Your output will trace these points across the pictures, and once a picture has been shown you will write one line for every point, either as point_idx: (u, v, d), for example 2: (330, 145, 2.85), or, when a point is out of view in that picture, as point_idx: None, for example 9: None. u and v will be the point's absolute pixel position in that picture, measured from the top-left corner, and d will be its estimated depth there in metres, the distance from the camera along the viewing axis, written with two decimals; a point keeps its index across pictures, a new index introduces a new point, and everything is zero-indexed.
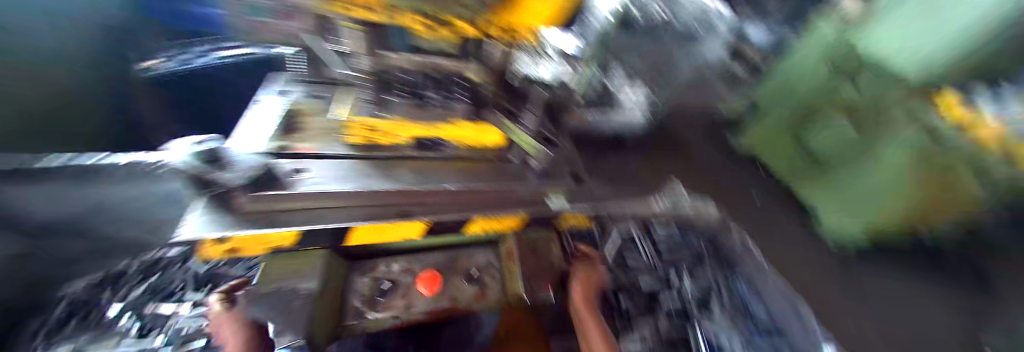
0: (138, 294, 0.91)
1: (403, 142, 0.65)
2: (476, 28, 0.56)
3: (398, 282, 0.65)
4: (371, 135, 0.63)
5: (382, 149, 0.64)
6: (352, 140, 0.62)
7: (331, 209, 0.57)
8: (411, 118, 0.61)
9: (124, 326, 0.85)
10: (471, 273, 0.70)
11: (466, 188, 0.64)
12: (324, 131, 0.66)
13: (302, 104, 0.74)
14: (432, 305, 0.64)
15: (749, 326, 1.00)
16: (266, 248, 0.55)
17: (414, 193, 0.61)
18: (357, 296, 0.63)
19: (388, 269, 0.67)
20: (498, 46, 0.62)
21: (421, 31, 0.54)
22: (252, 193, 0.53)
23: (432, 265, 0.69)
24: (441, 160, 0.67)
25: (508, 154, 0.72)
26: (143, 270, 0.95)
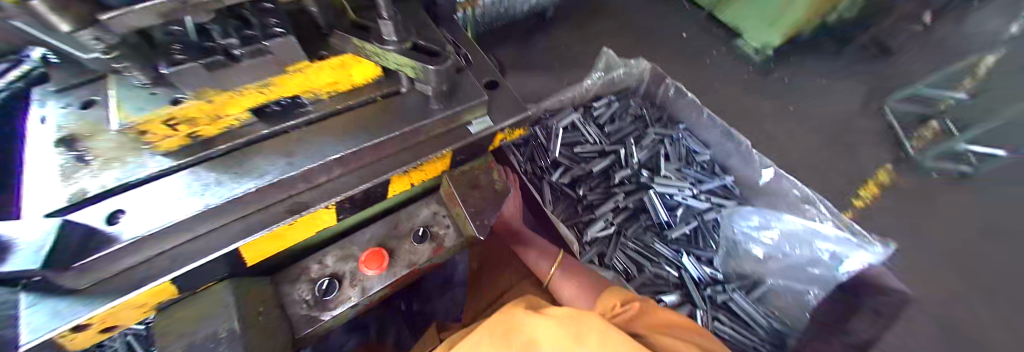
0: None
1: (244, 118, 0.47)
2: None
3: (341, 272, 0.58)
4: (191, 127, 0.43)
5: (221, 139, 0.47)
6: (165, 144, 0.43)
7: (201, 237, 0.44)
8: (233, 89, 0.41)
9: None
10: (418, 230, 0.63)
11: (364, 150, 0.51)
12: (122, 145, 0.46)
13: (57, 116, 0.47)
14: (389, 280, 0.58)
15: (689, 168, 1.16)
16: (144, 311, 0.46)
17: (296, 180, 0.47)
18: (300, 304, 0.55)
19: (324, 263, 0.58)
20: None
21: None
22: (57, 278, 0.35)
23: (372, 239, 0.61)
24: (315, 126, 0.52)
25: (397, 88, 0.57)
26: None
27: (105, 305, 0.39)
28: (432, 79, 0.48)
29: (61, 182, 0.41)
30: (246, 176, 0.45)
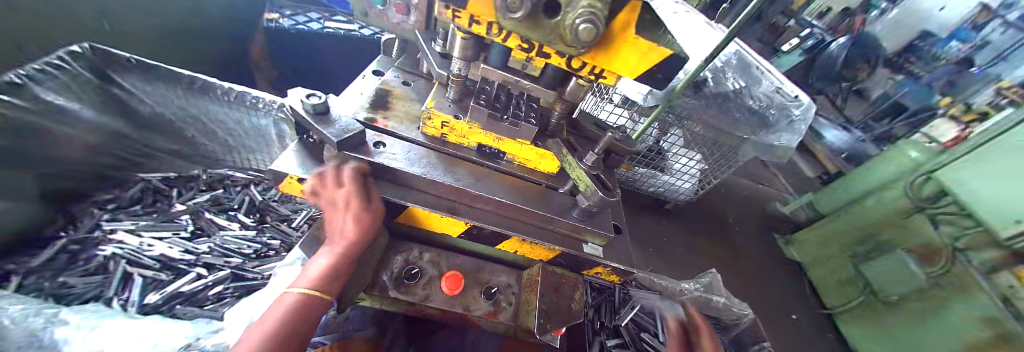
0: (200, 201, 1.12)
1: (470, 145, 0.71)
2: (565, 61, 0.52)
3: (423, 271, 0.69)
4: (446, 131, 0.69)
5: (451, 146, 0.71)
6: (429, 130, 0.69)
7: (402, 190, 0.64)
8: (482, 125, 0.65)
9: (182, 221, 1.04)
10: (491, 289, 0.71)
11: (512, 206, 0.66)
12: (408, 115, 0.73)
13: (390, 84, 0.80)
14: (446, 306, 0.65)
15: None
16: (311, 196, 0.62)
17: (468, 195, 0.65)
18: (388, 272, 0.68)
19: (419, 257, 0.71)
20: (580, 82, 0.57)
21: (515, 53, 0.54)
22: (340, 150, 0.59)
23: (456, 267, 0.72)
24: (501, 172, 0.72)
25: (559, 186, 0.75)
26: (209, 183, 1.26)
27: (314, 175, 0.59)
28: (593, 197, 0.63)
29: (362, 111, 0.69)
30: (450, 175, 0.65)
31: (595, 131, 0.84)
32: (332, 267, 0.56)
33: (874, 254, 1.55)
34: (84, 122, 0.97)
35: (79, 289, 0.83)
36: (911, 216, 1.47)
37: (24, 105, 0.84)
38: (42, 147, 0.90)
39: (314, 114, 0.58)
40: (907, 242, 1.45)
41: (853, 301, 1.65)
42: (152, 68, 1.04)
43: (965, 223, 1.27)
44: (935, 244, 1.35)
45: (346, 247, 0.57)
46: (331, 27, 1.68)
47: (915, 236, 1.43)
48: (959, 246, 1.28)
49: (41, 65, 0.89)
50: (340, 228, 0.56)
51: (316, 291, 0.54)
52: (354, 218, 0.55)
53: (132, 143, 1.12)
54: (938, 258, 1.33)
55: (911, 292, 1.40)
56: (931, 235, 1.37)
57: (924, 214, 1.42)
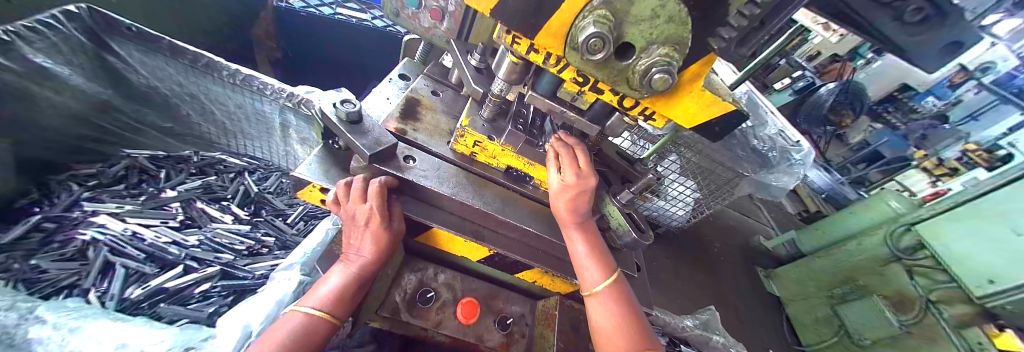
0: (192, 187, 1.05)
1: (498, 167, 0.69)
2: (619, 99, 0.50)
3: (438, 295, 0.67)
4: (476, 150, 0.66)
5: (479, 165, 0.68)
6: (458, 147, 0.67)
7: (427, 209, 0.62)
8: (516, 149, 0.63)
9: (172, 208, 0.98)
10: (505, 319, 0.69)
11: (539, 237, 0.63)
12: (436, 129, 0.70)
13: (419, 93, 0.77)
14: (463, 335, 0.63)
15: None
16: (321, 200, 0.59)
17: (496, 221, 0.63)
18: (401, 293, 0.64)
19: (434, 278, 0.68)
20: (624, 119, 0.56)
21: (566, 85, 0.51)
22: (371, 163, 0.55)
23: (471, 292, 0.69)
24: (526, 197, 0.70)
25: None
26: (199, 167, 1.18)
27: (330, 184, 0.55)
28: (626, 238, 0.64)
29: (385, 120, 0.67)
30: (480, 199, 0.62)
31: (625, 164, 0.81)
32: (346, 286, 0.52)
33: (853, 296, 1.56)
34: (72, 89, 0.89)
35: (51, 274, 0.76)
36: (888, 264, 1.47)
37: (12, 65, 0.76)
38: (20, 112, 0.82)
39: (347, 123, 0.56)
40: (881, 288, 1.48)
41: (828, 340, 1.66)
42: (154, 40, 0.94)
43: (940, 278, 1.32)
44: (907, 294, 1.40)
45: (364, 266, 0.53)
46: (344, 14, 1.59)
47: (890, 283, 1.46)
48: (931, 298, 1.34)
49: (31, 23, 0.78)
50: (360, 245, 0.53)
51: (327, 311, 0.49)
52: (375, 235, 0.52)
53: (121, 116, 1.04)
54: (915, 310, 1.37)
55: (885, 338, 1.45)
56: (905, 284, 1.41)
57: (901, 264, 1.43)
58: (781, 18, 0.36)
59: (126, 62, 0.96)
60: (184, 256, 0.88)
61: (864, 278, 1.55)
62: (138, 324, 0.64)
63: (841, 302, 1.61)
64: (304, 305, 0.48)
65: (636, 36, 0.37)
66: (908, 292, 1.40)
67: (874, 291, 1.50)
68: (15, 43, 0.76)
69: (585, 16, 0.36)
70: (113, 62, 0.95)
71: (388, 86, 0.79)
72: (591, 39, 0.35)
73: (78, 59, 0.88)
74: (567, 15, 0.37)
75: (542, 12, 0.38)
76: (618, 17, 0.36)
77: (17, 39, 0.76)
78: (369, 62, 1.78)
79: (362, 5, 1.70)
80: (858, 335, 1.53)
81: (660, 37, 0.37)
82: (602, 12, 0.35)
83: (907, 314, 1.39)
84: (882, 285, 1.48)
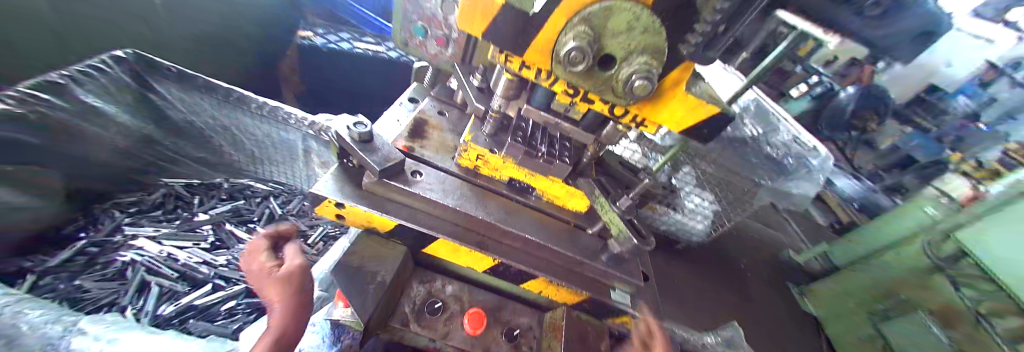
0: (222, 211, 1.13)
1: (502, 180, 0.72)
2: (609, 108, 0.53)
3: (446, 306, 0.68)
4: (479, 163, 0.70)
5: (483, 178, 0.71)
6: (463, 161, 0.70)
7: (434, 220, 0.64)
8: (516, 160, 0.66)
9: (204, 230, 1.05)
10: (511, 330, 0.69)
11: (540, 246, 0.65)
12: (442, 146, 0.75)
13: (427, 114, 0.82)
14: (470, 346, 0.63)
15: None
16: (333, 216, 0.62)
17: (499, 230, 0.65)
18: (410, 303, 0.66)
19: (442, 290, 0.70)
20: (619, 127, 0.58)
21: (558, 96, 0.54)
22: (382, 179, 0.59)
23: (478, 303, 0.70)
24: (529, 208, 0.72)
25: (587, 227, 0.74)
26: (230, 193, 1.27)
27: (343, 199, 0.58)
28: (627, 245, 0.63)
29: (397, 139, 0.72)
30: (482, 209, 0.65)
31: (630, 176, 0.82)
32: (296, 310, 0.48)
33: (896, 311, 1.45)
34: (118, 125, 1.00)
35: (93, 294, 0.82)
36: (928, 274, 1.37)
37: (65, 106, 0.87)
38: (71, 146, 0.91)
39: (360, 142, 0.60)
40: (924, 300, 1.37)
41: None
42: (190, 78, 1.05)
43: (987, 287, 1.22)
44: (954, 307, 1.28)
45: (298, 295, 0.49)
46: (360, 47, 1.74)
47: (932, 293, 1.35)
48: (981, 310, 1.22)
49: (84, 67, 0.91)
50: (269, 297, 0.50)
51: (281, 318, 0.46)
52: (282, 283, 0.50)
53: (161, 148, 1.15)
54: (965, 322, 1.25)
55: None
56: (950, 295, 1.30)
57: (943, 274, 1.33)
58: (741, 24, 0.39)
59: (166, 98, 1.07)
60: (213, 275, 0.93)
61: (906, 290, 1.44)
62: (170, 337, 0.69)
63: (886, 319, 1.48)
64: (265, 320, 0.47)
65: (615, 47, 0.41)
66: (952, 303, 1.29)
67: (920, 305, 1.39)
68: (68, 85, 0.87)
69: (567, 34, 0.39)
70: (154, 98, 1.06)
71: (400, 108, 0.86)
72: (571, 52, 0.38)
73: (124, 99, 1.00)
74: (553, 31, 0.41)
75: (530, 30, 0.42)
76: (597, 31, 0.39)
77: (70, 83, 0.88)
78: (385, 90, 1.90)
79: (379, 40, 1.86)
80: None
81: (638, 47, 0.40)
82: (581, 28, 0.38)
83: (958, 328, 1.27)
84: (923, 296, 1.38)
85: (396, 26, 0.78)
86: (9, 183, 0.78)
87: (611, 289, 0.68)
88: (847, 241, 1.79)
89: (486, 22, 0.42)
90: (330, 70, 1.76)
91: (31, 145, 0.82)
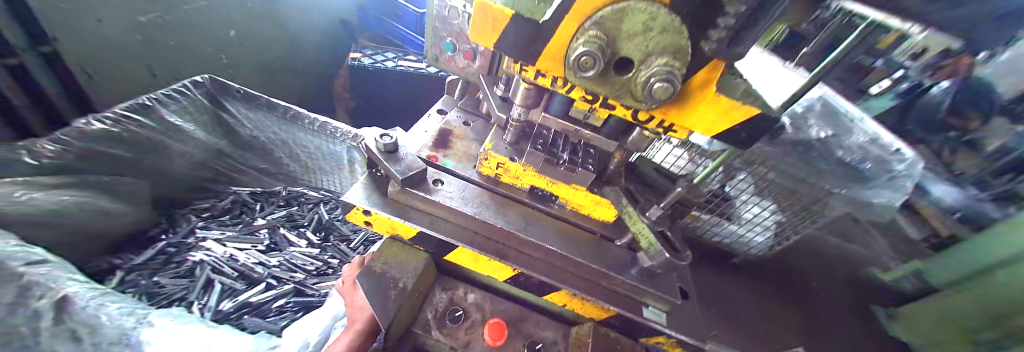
0: (278, 217, 1.25)
1: (522, 187, 0.71)
2: (632, 113, 0.49)
3: (467, 314, 0.67)
4: (500, 171, 0.70)
5: (504, 186, 0.71)
6: (484, 170, 0.70)
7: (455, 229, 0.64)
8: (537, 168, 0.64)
9: (261, 234, 1.18)
10: (534, 343, 0.66)
11: (562, 257, 0.63)
12: (466, 154, 0.76)
13: (453, 124, 0.84)
14: None
15: None
16: (362, 221, 0.65)
17: (518, 238, 0.63)
18: (432, 309, 0.67)
19: (463, 298, 0.70)
20: (645, 134, 0.54)
21: (577, 103, 0.52)
22: (404, 187, 0.62)
23: (499, 313, 0.69)
24: (552, 218, 0.70)
25: (614, 238, 0.70)
26: (285, 200, 1.41)
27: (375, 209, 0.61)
28: (658, 258, 0.57)
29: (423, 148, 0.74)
30: (501, 217, 0.65)
31: (664, 183, 0.76)
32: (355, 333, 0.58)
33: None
34: (197, 140, 1.17)
35: (168, 289, 0.96)
36: None
37: (152, 124, 1.05)
38: (158, 158, 1.09)
39: (385, 153, 0.63)
40: None
41: None
42: (256, 99, 1.24)
43: None
44: None
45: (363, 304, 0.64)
46: (403, 66, 1.86)
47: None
48: None
49: (170, 92, 1.10)
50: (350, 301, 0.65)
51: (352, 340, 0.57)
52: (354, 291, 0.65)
53: (232, 160, 1.31)
54: None
55: None
56: None
57: None
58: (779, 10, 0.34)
59: (235, 116, 1.23)
60: (267, 275, 1.04)
61: None
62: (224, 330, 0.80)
63: None
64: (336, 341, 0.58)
65: (631, 50, 0.38)
66: None
67: None
68: (155, 106, 1.06)
69: (580, 40, 0.38)
70: (227, 118, 1.23)
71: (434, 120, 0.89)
72: (582, 56, 0.36)
73: (200, 117, 1.17)
74: (565, 36, 0.40)
75: (541, 36, 0.41)
76: (611, 34, 0.37)
77: (157, 104, 1.06)
78: (424, 104, 1.99)
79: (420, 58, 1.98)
80: None
81: (658, 48, 0.37)
82: (593, 33, 0.36)
83: None
84: None
85: (428, 42, 0.82)
86: (107, 191, 0.96)
87: (643, 305, 0.63)
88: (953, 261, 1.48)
89: (497, 30, 0.42)
90: (375, 87, 1.89)
91: (123, 156, 1.00)
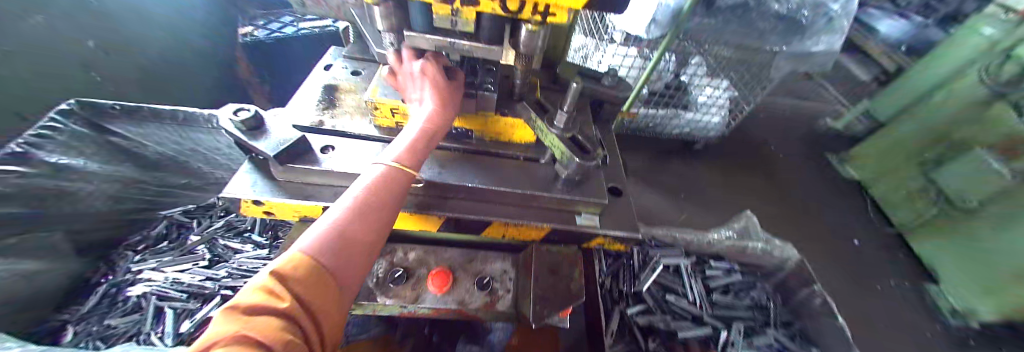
0: (216, 228, 1.16)
1: None
2: (499, 4, 0.41)
3: (411, 273, 0.65)
4: (398, 118, 0.62)
5: None
6: (381, 121, 0.63)
7: None
8: None
9: (200, 250, 1.10)
10: (483, 280, 0.66)
11: (484, 191, 0.58)
12: (360, 109, 0.67)
13: (340, 79, 0.72)
14: (440, 303, 0.61)
15: None
16: (261, 212, 0.57)
17: (434, 186, 0.59)
18: (372, 277, 0.64)
19: (404, 258, 0.67)
20: (531, 28, 0.46)
21: (436, 7, 0.43)
22: (285, 165, 0.53)
23: (445, 261, 0.68)
24: (469, 154, 0.65)
25: (538, 157, 0.67)
26: (224, 209, 1.31)
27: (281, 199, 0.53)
28: (572, 166, 0.54)
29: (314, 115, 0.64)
30: None
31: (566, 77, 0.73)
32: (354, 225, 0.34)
33: (945, 156, 1.26)
34: (102, 176, 1.03)
35: (120, 327, 0.91)
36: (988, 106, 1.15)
37: (33, 170, 0.88)
38: (64, 206, 0.97)
39: (248, 131, 0.54)
40: (985, 135, 1.15)
41: (922, 217, 1.37)
42: (136, 110, 1.01)
43: None
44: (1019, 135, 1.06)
45: None
46: (307, 28, 1.48)
47: (995, 126, 1.13)
48: None
49: (37, 130, 0.89)
50: None
51: (281, 304, 0.27)
52: None
53: (149, 185, 1.18)
54: None
55: None
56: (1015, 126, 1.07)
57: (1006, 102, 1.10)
58: None
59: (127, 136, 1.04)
60: (219, 288, 0.99)
61: (959, 131, 1.23)
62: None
63: (934, 169, 1.29)
64: (295, 244, 0.31)
65: None
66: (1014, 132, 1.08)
67: (973, 142, 1.19)
68: (29, 151, 0.87)
69: None
70: (120, 142, 1.04)
71: (327, 80, 0.72)
72: None
73: (93, 148, 1.00)
74: None
75: None
76: None
77: (30, 148, 0.87)
78: None
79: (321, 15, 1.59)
80: (946, 200, 1.26)
81: None
82: None
83: None
84: (977, 131, 1.18)
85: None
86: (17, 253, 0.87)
87: (577, 214, 0.63)
88: (893, 93, 1.53)
89: None
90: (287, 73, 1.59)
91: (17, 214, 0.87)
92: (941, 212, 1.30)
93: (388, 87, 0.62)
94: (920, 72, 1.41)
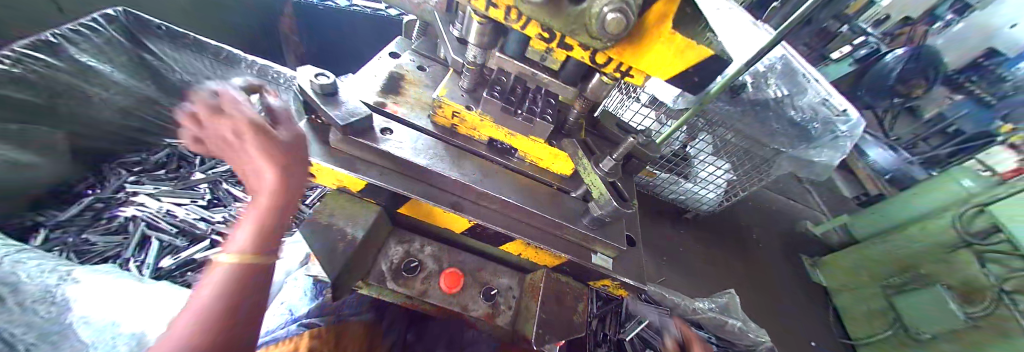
0: (221, 171, 1.15)
1: (482, 139, 0.69)
2: (590, 56, 0.46)
3: (423, 265, 0.67)
4: (456, 122, 0.66)
5: (460, 137, 0.68)
6: (439, 120, 0.66)
7: (408, 180, 0.61)
8: (493, 119, 0.61)
9: (200, 188, 1.08)
10: (490, 290, 0.68)
11: (517, 208, 0.62)
12: (421, 103, 0.71)
13: (405, 69, 0.77)
14: (446, 303, 0.63)
15: None
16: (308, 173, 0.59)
17: (474, 191, 0.62)
18: (387, 262, 0.65)
19: (420, 250, 0.69)
20: (605, 80, 0.52)
21: (534, 43, 0.49)
22: (346, 135, 0.56)
23: (458, 263, 0.70)
24: (508, 170, 0.69)
25: (570, 190, 0.72)
26: (230, 153, 1.28)
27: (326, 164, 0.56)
28: (607, 207, 0.58)
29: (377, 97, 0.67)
30: (454, 166, 0.62)
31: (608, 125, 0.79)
32: None
33: (909, 284, 1.36)
34: (121, 88, 1.01)
35: (99, 247, 0.88)
36: (955, 250, 1.26)
37: (59, 63, 0.87)
38: (77, 108, 0.95)
39: (323, 95, 0.57)
40: (948, 273, 1.26)
41: (880, 334, 1.46)
42: (180, 36, 1.03)
43: None
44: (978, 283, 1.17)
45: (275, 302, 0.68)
46: (359, 6, 1.53)
47: (956, 269, 1.24)
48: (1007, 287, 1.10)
49: (76, 26, 0.90)
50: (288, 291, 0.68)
51: None
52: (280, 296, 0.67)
53: (163, 110, 1.16)
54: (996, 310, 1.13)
55: (947, 332, 1.24)
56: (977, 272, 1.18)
57: (972, 250, 1.21)
58: None
59: (159, 57, 1.05)
60: (210, 231, 0.97)
61: (927, 264, 1.34)
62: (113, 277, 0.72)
63: (898, 293, 1.38)
64: None
65: None
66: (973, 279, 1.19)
67: (935, 278, 1.30)
68: (63, 44, 0.88)
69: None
70: (151, 60, 1.05)
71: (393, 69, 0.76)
72: None
73: (120, 58, 0.99)
74: None
75: None
76: None
77: (65, 42, 0.88)
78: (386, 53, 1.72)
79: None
80: (905, 325, 1.35)
81: None
82: None
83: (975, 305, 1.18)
84: (941, 269, 1.29)
85: None
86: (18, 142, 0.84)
87: (594, 252, 0.67)
88: (873, 215, 1.66)
89: None
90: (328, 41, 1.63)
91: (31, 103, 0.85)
92: (898, 335, 1.39)
93: (454, 90, 0.66)
94: (900, 202, 1.54)
